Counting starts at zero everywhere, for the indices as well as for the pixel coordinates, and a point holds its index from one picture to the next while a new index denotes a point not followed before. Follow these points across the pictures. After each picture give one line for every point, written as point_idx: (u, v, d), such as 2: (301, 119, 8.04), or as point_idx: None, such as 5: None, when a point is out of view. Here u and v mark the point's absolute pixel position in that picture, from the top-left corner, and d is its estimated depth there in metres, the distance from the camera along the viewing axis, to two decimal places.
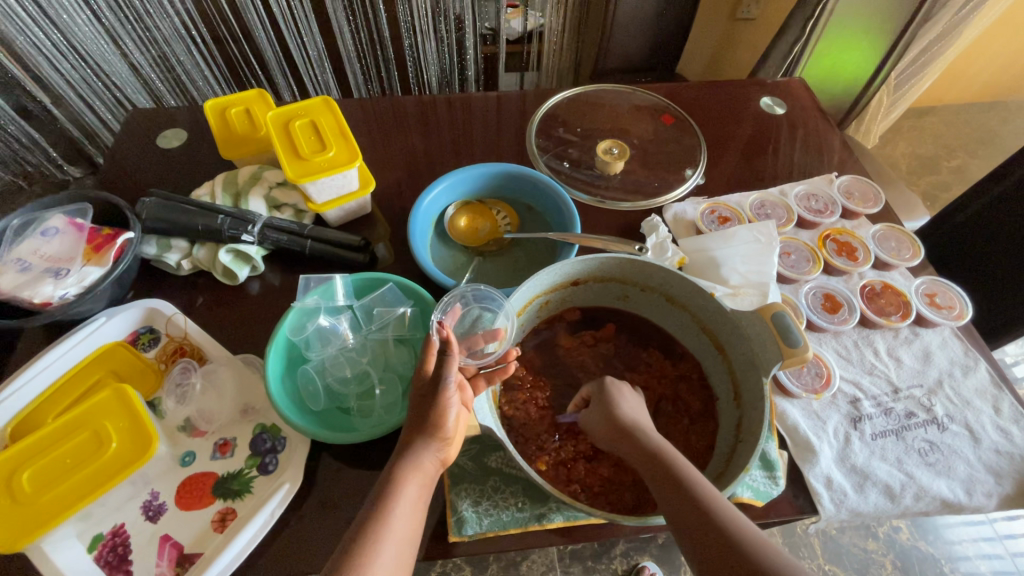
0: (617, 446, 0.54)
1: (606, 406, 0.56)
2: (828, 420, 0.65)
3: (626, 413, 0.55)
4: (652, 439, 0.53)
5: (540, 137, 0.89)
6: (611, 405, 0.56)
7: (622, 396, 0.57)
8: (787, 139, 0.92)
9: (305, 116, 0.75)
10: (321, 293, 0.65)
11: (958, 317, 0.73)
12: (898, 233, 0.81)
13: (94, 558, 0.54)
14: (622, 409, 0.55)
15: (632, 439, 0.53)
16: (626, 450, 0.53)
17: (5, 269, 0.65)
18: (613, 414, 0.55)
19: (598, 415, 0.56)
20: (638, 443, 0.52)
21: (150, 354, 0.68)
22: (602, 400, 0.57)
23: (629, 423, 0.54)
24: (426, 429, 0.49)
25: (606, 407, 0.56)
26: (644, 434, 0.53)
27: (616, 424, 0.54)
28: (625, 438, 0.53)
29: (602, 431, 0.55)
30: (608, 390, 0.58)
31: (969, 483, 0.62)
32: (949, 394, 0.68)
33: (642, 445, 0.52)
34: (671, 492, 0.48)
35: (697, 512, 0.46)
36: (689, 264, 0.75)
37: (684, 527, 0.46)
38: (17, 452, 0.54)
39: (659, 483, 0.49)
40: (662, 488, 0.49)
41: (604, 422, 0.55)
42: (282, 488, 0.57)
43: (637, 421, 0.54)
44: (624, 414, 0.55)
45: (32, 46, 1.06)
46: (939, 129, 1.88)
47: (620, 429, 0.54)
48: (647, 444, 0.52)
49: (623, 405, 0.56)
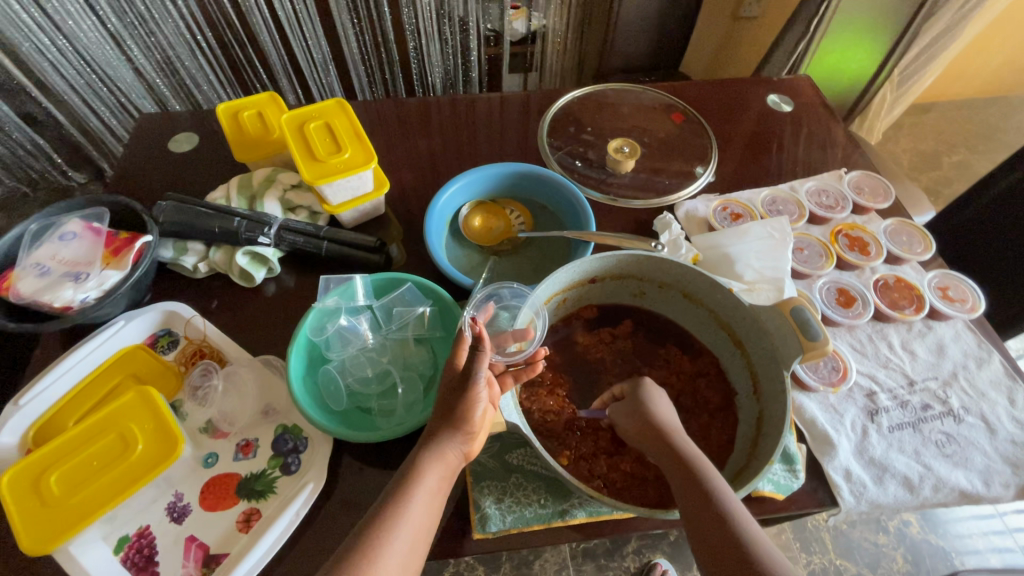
0: (644, 444, 0.55)
1: (638, 406, 0.57)
2: (846, 413, 0.65)
3: (658, 415, 0.55)
4: (680, 441, 0.53)
5: (550, 137, 0.90)
6: (643, 405, 0.56)
7: (655, 399, 0.57)
8: (795, 136, 0.92)
9: (319, 118, 0.75)
10: (341, 293, 0.65)
11: (970, 310, 0.74)
12: (909, 227, 0.81)
13: (121, 560, 0.55)
14: (655, 411, 0.56)
15: (661, 439, 0.53)
16: (652, 449, 0.54)
17: (24, 274, 0.65)
18: (645, 414, 0.56)
19: (629, 414, 0.57)
20: (667, 443, 0.53)
21: (169, 357, 0.69)
22: (634, 400, 0.57)
23: (660, 424, 0.54)
24: (452, 421, 0.50)
25: (638, 407, 0.57)
26: (674, 436, 0.54)
27: (647, 425, 0.55)
28: (653, 438, 0.54)
29: (633, 429, 0.56)
30: (642, 391, 0.58)
31: (987, 474, 0.62)
32: (964, 386, 0.68)
33: (670, 446, 0.53)
34: (691, 491, 0.49)
35: (714, 515, 0.46)
36: (704, 260, 0.75)
37: (698, 527, 0.47)
38: (43, 455, 0.54)
39: (680, 482, 0.50)
40: (683, 487, 0.50)
41: (634, 422, 0.56)
42: (306, 487, 0.58)
43: (667, 423, 0.55)
44: (657, 415, 0.55)
45: (37, 51, 1.05)
46: (940, 125, 1.88)
47: (650, 429, 0.54)
48: (676, 445, 0.53)
49: (655, 406, 0.56)
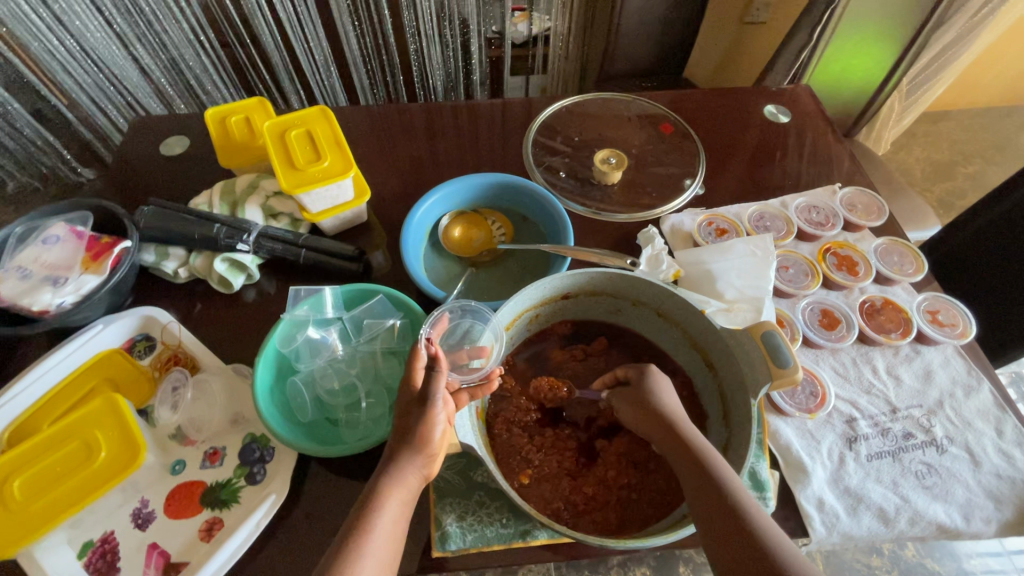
0: (651, 434, 0.54)
1: (643, 396, 0.55)
2: (823, 440, 0.63)
3: (663, 404, 0.54)
4: (685, 429, 0.52)
5: (537, 147, 0.89)
6: (648, 394, 0.55)
7: (661, 386, 0.56)
8: (792, 148, 0.90)
9: (301, 125, 0.75)
10: (311, 304, 0.65)
11: (960, 335, 0.72)
12: (902, 247, 0.79)
13: (84, 564, 0.55)
14: (660, 400, 0.55)
15: (668, 429, 0.53)
16: (658, 438, 0.53)
17: (7, 277, 0.66)
18: (650, 404, 0.55)
19: (634, 404, 0.56)
20: (672, 432, 0.52)
21: (145, 361, 0.69)
22: (639, 388, 0.56)
23: (665, 414, 0.53)
24: (412, 443, 0.49)
25: (642, 396, 0.55)
26: (680, 424, 0.53)
27: (651, 414, 0.54)
28: (660, 428, 0.53)
29: (637, 419, 0.56)
30: (647, 378, 0.57)
31: (967, 508, 0.60)
32: (950, 415, 0.66)
33: (676, 436, 0.52)
34: (696, 477, 0.48)
35: (721, 501, 0.45)
36: (685, 277, 0.74)
37: (706, 513, 0.46)
38: (12, 459, 0.55)
39: (686, 469, 0.49)
40: (690, 474, 0.49)
41: (639, 412, 0.55)
42: (268, 498, 0.58)
43: (672, 412, 0.54)
44: (661, 404, 0.54)
45: (46, 52, 1.07)
46: (955, 133, 1.83)
47: (654, 419, 0.54)
48: (682, 434, 0.52)
49: (660, 395, 0.55)
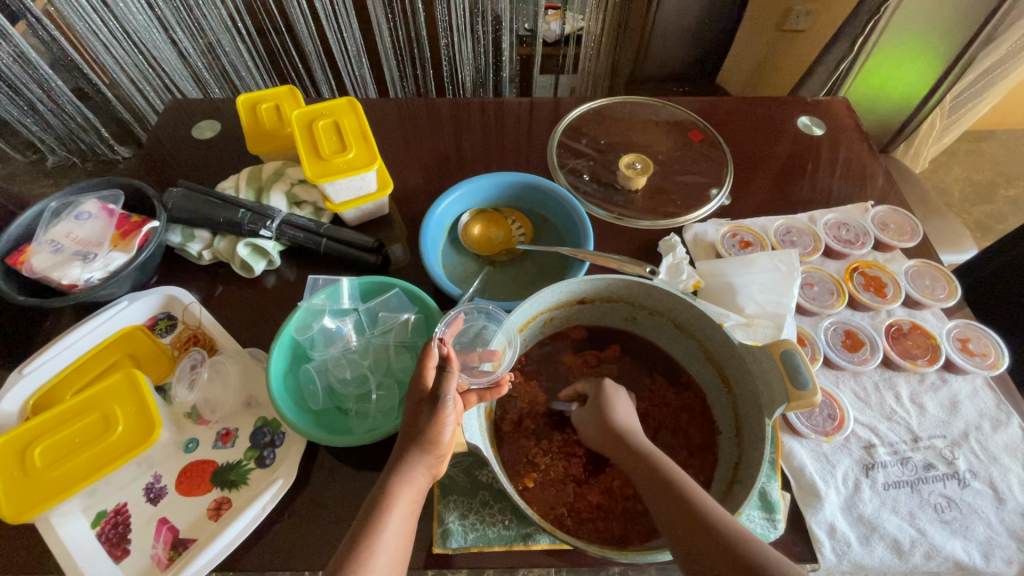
0: (607, 448, 0.54)
1: (599, 409, 0.56)
2: (838, 464, 0.62)
3: (617, 418, 0.55)
4: (642, 444, 0.52)
5: (561, 149, 0.88)
6: (603, 406, 0.56)
7: (617, 400, 0.57)
8: (825, 162, 0.88)
9: (329, 116, 0.75)
10: (328, 294, 0.66)
11: (991, 366, 0.69)
12: (934, 270, 0.76)
13: (97, 533, 0.57)
14: (615, 414, 0.55)
15: (624, 445, 0.52)
16: (614, 453, 0.53)
17: (40, 250, 0.68)
18: (606, 415, 0.55)
19: (591, 419, 0.56)
20: (628, 445, 0.52)
21: (166, 340, 0.71)
22: (596, 401, 0.57)
23: (620, 426, 0.54)
24: (421, 442, 0.49)
25: (599, 410, 0.56)
26: (635, 439, 0.53)
27: (607, 429, 0.54)
28: (615, 442, 0.53)
29: (594, 434, 0.55)
30: (603, 394, 0.58)
31: (987, 547, 0.57)
32: (975, 448, 0.63)
33: (634, 450, 0.52)
34: (660, 492, 0.48)
35: (684, 509, 0.45)
36: (704, 288, 0.73)
37: (674, 526, 0.45)
38: (35, 427, 0.57)
39: (650, 486, 0.49)
40: (652, 487, 0.49)
41: (596, 427, 0.55)
42: (276, 482, 0.59)
43: (628, 424, 0.54)
44: (615, 418, 0.55)
45: (90, 32, 1.08)
46: (998, 154, 1.76)
47: (611, 432, 0.54)
48: (642, 449, 0.52)
49: (615, 408, 0.56)
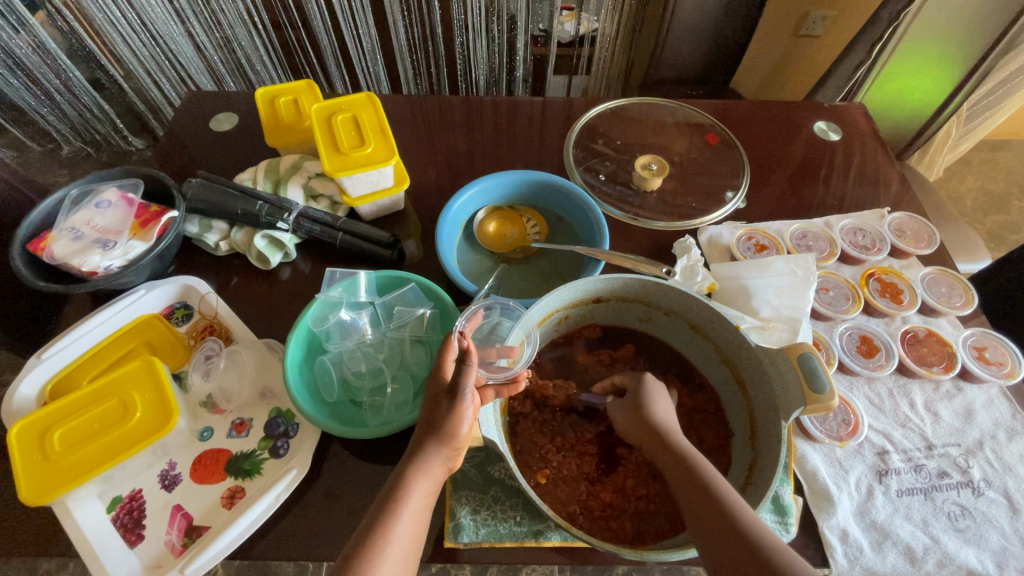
0: (643, 443, 0.55)
1: (638, 405, 0.56)
2: (851, 470, 0.61)
3: (657, 414, 0.55)
4: (679, 442, 0.52)
5: (578, 148, 0.88)
6: (642, 403, 0.56)
7: (657, 397, 0.57)
8: (841, 167, 0.87)
9: (348, 110, 0.76)
10: (346, 287, 0.67)
11: (1007, 375, 0.69)
12: (951, 278, 0.76)
13: (112, 518, 0.58)
14: (655, 411, 0.55)
15: (662, 441, 0.53)
16: (652, 449, 0.53)
17: (60, 237, 0.69)
18: (644, 413, 0.55)
19: (629, 416, 0.56)
20: (665, 442, 0.52)
21: (182, 329, 0.71)
22: (636, 396, 0.57)
23: (659, 424, 0.54)
24: (439, 435, 0.49)
25: (638, 406, 0.56)
26: (673, 437, 0.53)
27: (647, 426, 0.54)
28: (653, 439, 0.53)
29: (632, 429, 0.56)
30: (644, 388, 0.57)
31: (1001, 556, 0.57)
32: (990, 458, 0.63)
33: (670, 446, 0.52)
34: (693, 491, 0.47)
35: (713, 508, 0.45)
36: (719, 291, 0.73)
37: (703, 526, 0.45)
38: (54, 411, 0.58)
39: (681, 483, 0.49)
40: (683, 486, 0.49)
41: (635, 423, 0.55)
42: (290, 473, 0.59)
43: (666, 423, 0.54)
44: (656, 416, 0.54)
45: (109, 23, 1.09)
46: (1013, 164, 1.75)
47: (649, 429, 0.54)
48: (677, 447, 0.52)
49: (655, 405, 0.56)
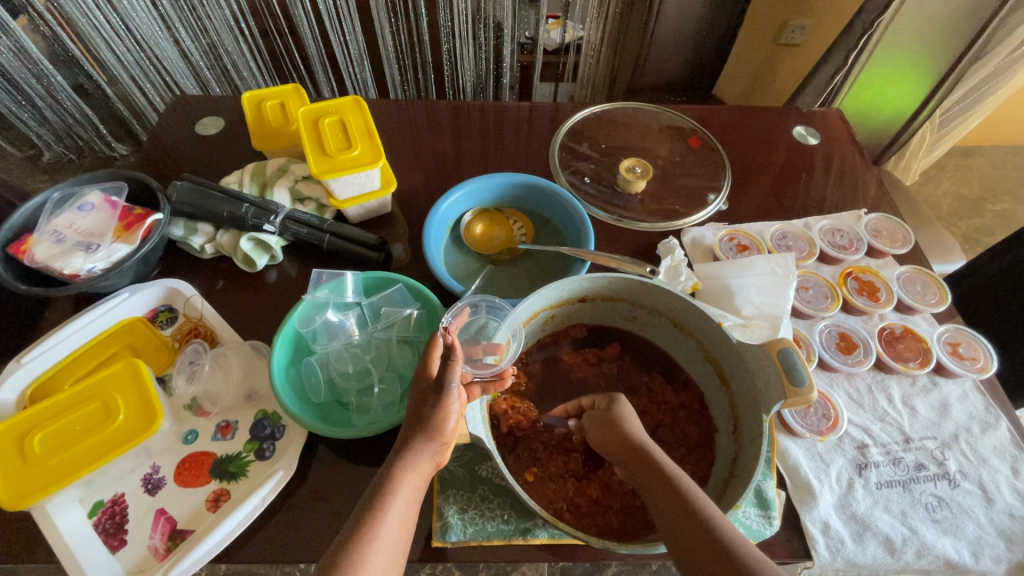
0: (615, 456, 0.54)
1: (612, 419, 0.55)
2: (832, 464, 0.63)
3: (631, 427, 0.54)
4: (653, 451, 0.52)
5: (564, 151, 0.90)
6: (615, 417, 0.55)
7: (628, 411, 0.56)
8: (820, 171, 0.90)
9: (335, 114, 0.76)
10: (332, 288, 0.67)
11: (981, 370, 0.71)
12: (925, 276, 0.78)
13: (94, 523, 0.57)
14: (629, 425, 0.54)
15: (637, 452, 0.52)
16: (624, 461, 0.53)
17: (42, 240, 0.68)
18: (618, 426, 0.55)
19: (604, 431, 0.55)
20: (637, 453, 0.52)
21: (166, 332, 0.71)
22: (607, 412, 0.56)
23: (631, 435, 0.53)
24: (426, 429, 0.49)
25: (611, 419, 0.55)
26: (647, 446, 0.52)
27: (621, 438, 0.54)
28: (627, 450, 0.53)
29: (606, 443, 0.55)
30: (615, 406, 0.57)
31: (976, 545, 0.59)
32: (965, 450, 0.65)
33: (643, 457, 0.51)
34: (666, 499, 0.47)
35: (688, 515, 0.45)
36: (703, 290, 0.74)
37: (679, 531, 0.45)
38: (34, 414, 0.57)
39: (652, 492, 0.49)
40: (656, 495, 0.49)
41: (611, 437, 0.54)
42: (276, 474, 0.59)
43: (639, 434, 0.54)
44: (631, 429, 0.54)
45: (92, 28, 1.08)
46: (984, 170, 1.81)
47: (619, 441, 0.54)
48: (648, 455, 0.51)
49: (629, 419, 0.55)
